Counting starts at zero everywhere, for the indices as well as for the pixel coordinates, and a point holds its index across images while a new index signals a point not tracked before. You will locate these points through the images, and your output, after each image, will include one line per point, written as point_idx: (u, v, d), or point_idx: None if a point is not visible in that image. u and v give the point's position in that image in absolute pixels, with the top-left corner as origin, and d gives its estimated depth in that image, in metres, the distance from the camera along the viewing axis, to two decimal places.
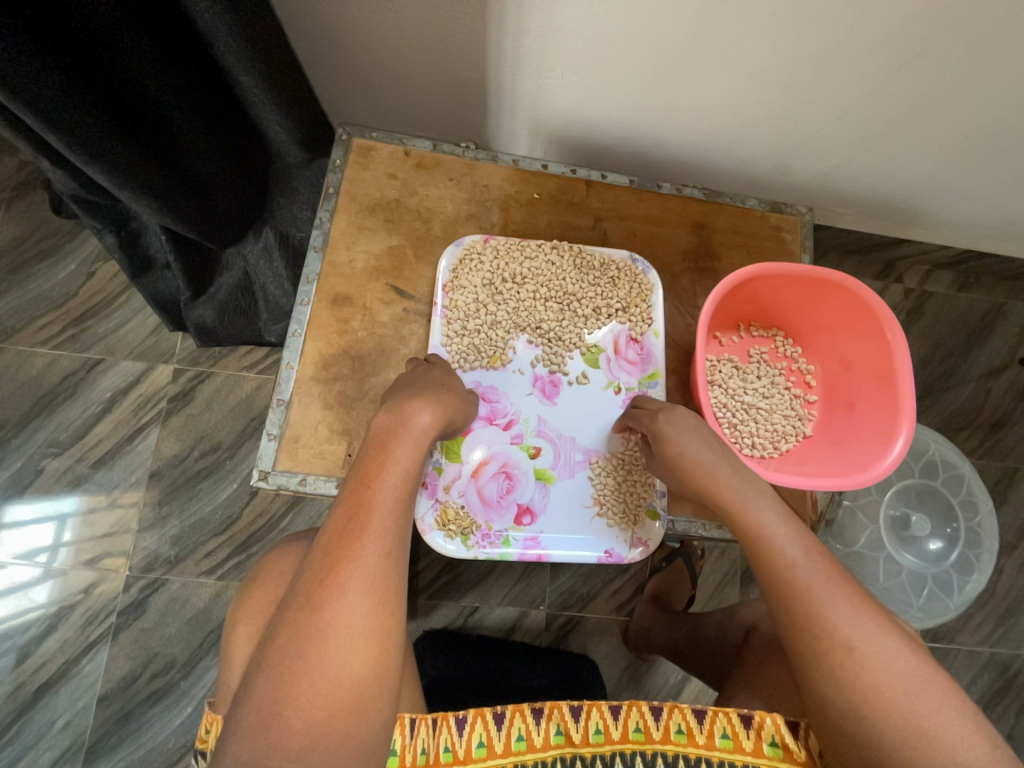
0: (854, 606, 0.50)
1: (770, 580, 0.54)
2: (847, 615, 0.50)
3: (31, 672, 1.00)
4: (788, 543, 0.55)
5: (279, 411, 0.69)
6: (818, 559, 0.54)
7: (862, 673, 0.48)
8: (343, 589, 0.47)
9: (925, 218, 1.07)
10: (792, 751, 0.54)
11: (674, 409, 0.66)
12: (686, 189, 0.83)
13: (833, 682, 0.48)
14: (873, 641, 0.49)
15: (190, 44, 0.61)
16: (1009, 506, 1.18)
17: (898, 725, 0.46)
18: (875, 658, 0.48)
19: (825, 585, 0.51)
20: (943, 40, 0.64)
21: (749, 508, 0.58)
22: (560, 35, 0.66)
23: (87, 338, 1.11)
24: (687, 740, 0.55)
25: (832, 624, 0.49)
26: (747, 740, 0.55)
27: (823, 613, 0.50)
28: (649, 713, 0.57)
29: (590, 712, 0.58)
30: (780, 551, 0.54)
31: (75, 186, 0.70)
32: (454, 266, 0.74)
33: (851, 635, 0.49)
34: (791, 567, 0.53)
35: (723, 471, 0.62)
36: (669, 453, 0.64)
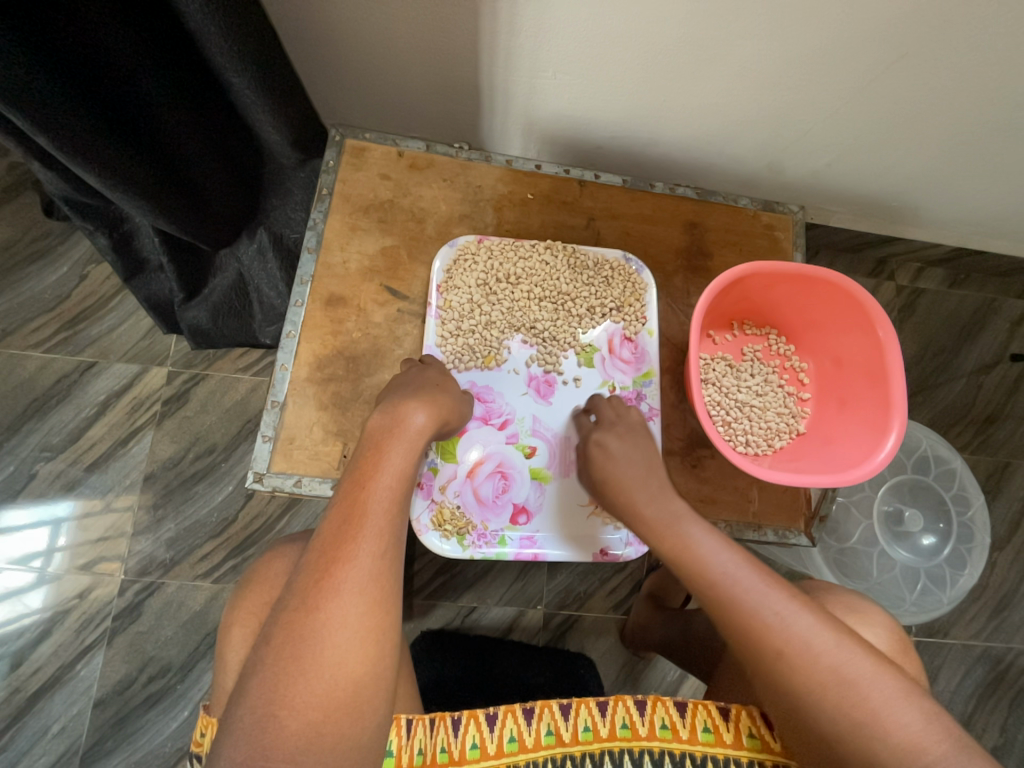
0: (781, 608, 0.51)
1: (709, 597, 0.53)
2: (773, 620, 0.50)
3: (25, 677, 0.99)
4: (717, 551, 0.55)
5: (273, 412, 0.69)
6: (745, 565, 0.54)
7: (795, 675, 0.48)
8: (338, 590, 0.47)
9: (915, 216, 1.08)
10: (769, 742, 0.56)
11: (609, 429, 0.68)
12: (679, 189, 0.83)
13: (774, 686, 0.50)
14: (803, 639, 0.49)
15: (181, 44, 0.61)
16: (1002, 500, 1.19)
17: (835, 718, 0.47)
18: (806, 659, 0.48)
19: (753, 590, 0.52)
20: (931, 40, 0.65)
21: (676, 526, 0.58)
22: (552, 36, 0.66)
23: (80, 340, 1.10)
24: (672, 735, 0.57)
25: (761, 632, 0.50)
26: (727, 732, 0.57)
27: (753, 622, 0.50)
28: (635, 709, 0.58)
29: (579, 710, 0.58)
30: (705, 567, 0.54)
31: (66, 187, 0.70)
32: (448, 266, 0.74)
33: (780, 640, 0.49)
34: (718, 581, 0.53)
35: (644, 492, 0.62)
36: (599, 475, 0.66)
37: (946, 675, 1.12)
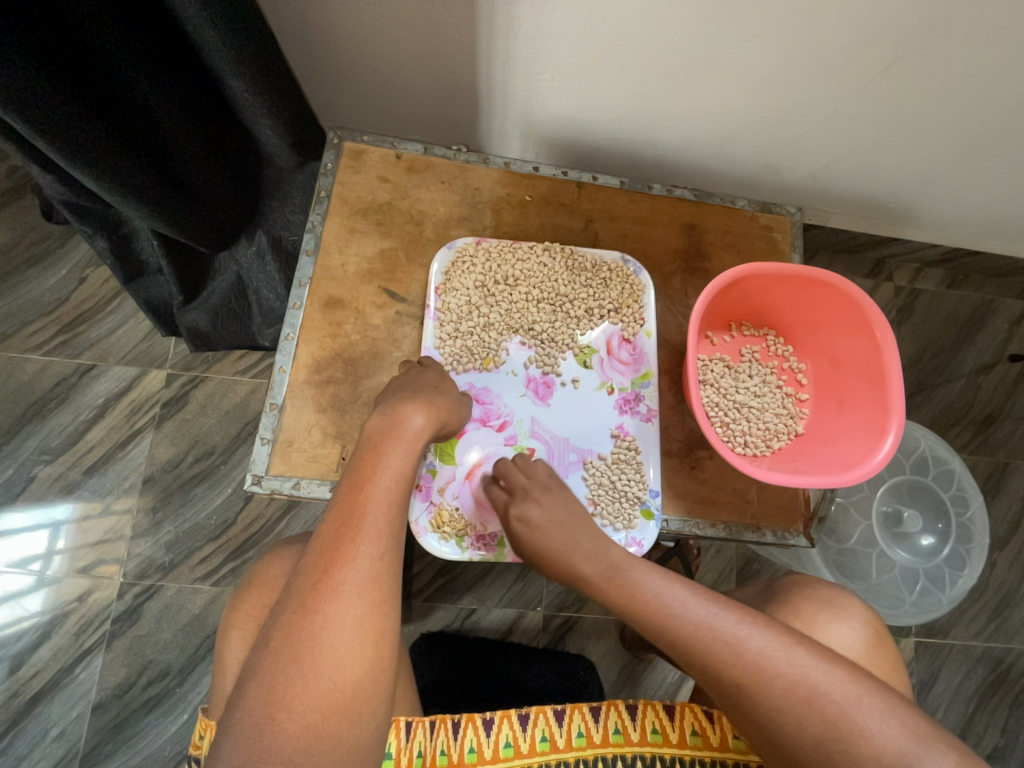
0: (727, 642, 0.52)
1: (662, 629, 0.55)
2: (723, 653, 0.51)
3: (24, 681, 0.99)
4: (665, 588, 0.58)
5: (272, 414, 0.69)
6: (691, 602, 0.56)
7: (755, 703, 0.50)
8: (337, 592, 0.47)
9: (913, 217, 1.08)
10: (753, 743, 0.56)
11: (522, 495, 0.66)
12: (676, 190, 0.83)
13: (740, 716, 0.51)
14: (754, 668, 0.50)
15: (179, 48, 0.61)
16: (1001, 500, 1.19)
17: (801, 742, 0.48)
18: (763, 685, 0.50)
19: (699, 627, 0.54)
20: (927, 42, 0.65)
21: (621, 577, 0.60)
22: (550, 39, 0.67)
23: (79, 343, 1.10)
24: (662, 739, 0.57)
25: (715, 667, 0.52)
26: (713, 735, 0.57)
27: (705, 658, 0.52)
28: (626, 714, 0.58)
29: (572, 715, 0.58)
30: (655, 609, 0.56)
31: (65, 191, 0.70)
32: (447, 268, 0.74)
33: (732, 673, 0.51)
34: (668, 622, 0.55)
35: (584, 552, 0.64)
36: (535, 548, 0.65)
37: (946, 676, 1.12)
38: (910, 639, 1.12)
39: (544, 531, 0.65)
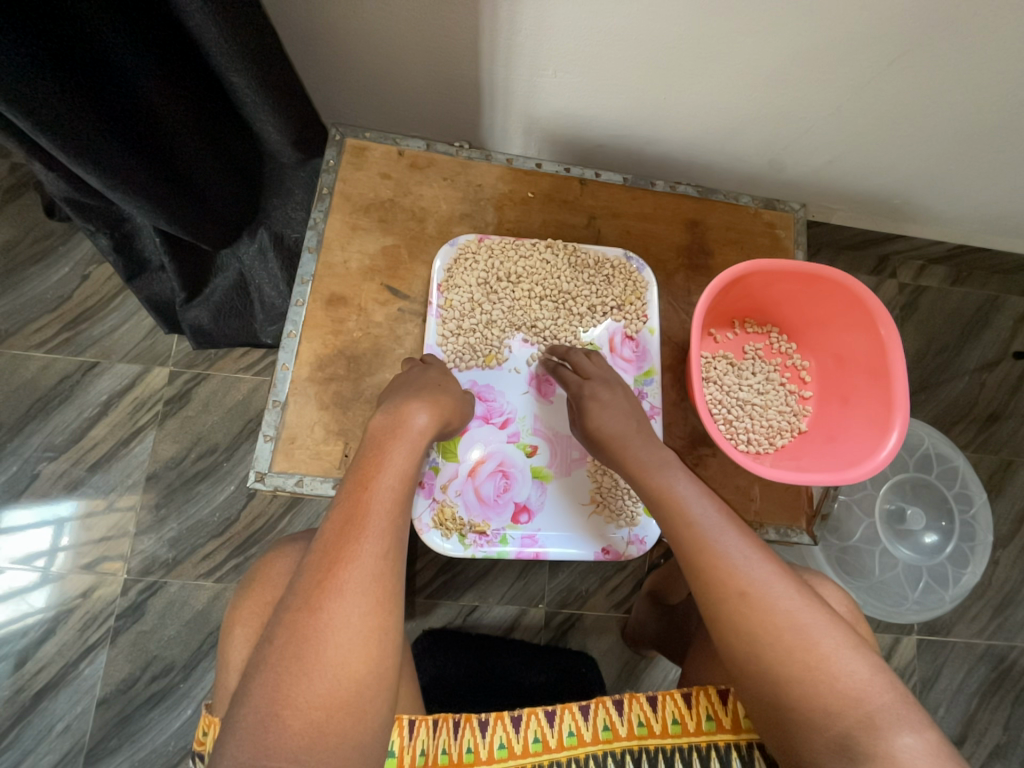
0: (746, 553, 0.52)
1: (682, 542, 0.55)
2: (739, 561, 0.52)
3: (30, 676, 1.00)
4: (691, 499, 0.57)
5: (275, 412, 0.70)
6: (718, 513, 0.56)
7: (753, 616, 0.49)
8: (341, 590, 0.48)
9: (917, 214, 1.07)
10: (721, 719, 0.57)
11: (602, 382, 0.69)
12: (680, 187, 0.83)
13: (729, 628, 0.50)
14: (764, 583, 0.50)
15: (181, 45, 0.61)
16: (1004, 498, 1.19)
17: (786, 661, 0.47)
18: (767, 599, 0.50)
19: (720, 534, 0.54)
20: (933, 36, 0.65)
21: (655, 471, 0.61)
22: (552, 34, 0.66)
23: (82, 340, 1.11)
24: (647, 731, 0.57)
25: (726, 572, 0.51)
26: (691, 720, 0.57)
27: (718, 562, 0.52)
28: (614, 709, 0.58)
29: (563, 715, 0.58)
30: (682, 509, 0.57)
31: (66, 187, 0.69)
32: (449, 265, 0.74)
33: (743, 580, 0.51)
34: (690, 522, 0.55)
35: (633, 439, 0.64)
36: (588, 426, 0.66)
37: (948, 674, 1.12)
38: (912, 637, 1.12)
39: (609, 413, 0.66)
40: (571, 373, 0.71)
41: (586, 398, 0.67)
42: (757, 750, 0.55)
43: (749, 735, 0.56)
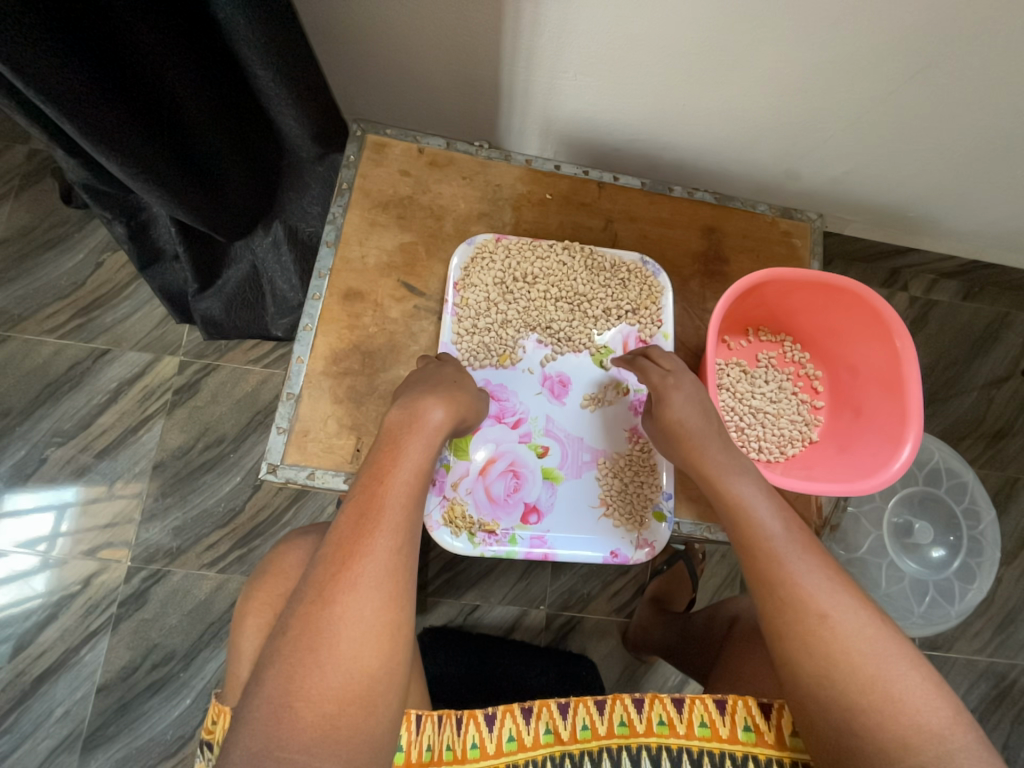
0: (826, 577, 0.52)
1: (757, 556, 0.55)
2: (820, 584, 0.52)
3: (30, 661, 1.00)
4: (768, 516, 0.57)
5: (288, 404, 0.70)
6: (797, 532, 0.56)
7: (832, 641, 0.49)
8: (355, 583, 0.48)
9: (931, 228, 1.07)
10: (763, 734, 0.56)
11: (683, 373, 0.68)
12: (697, 193, 0.83)
13: (804, 649, 0.50)
14: (845, 610, 0.50)
15: (209, 39, 0.62)
16: (1010, 515, 1.19)
17: (864, 690, 0.47)
18: (846, 626, 0.50)
19: (798, 555, 0.54)
20: (957, 51, 0.65)
21: (733, 481, 0.60)
22: (575, 37, 0.66)
23: (94, 327, 1.11)
24: (669, 731, 0.57)
25: (806, 594, 0.51)
26: (724, 727, 0.56)
27: (797, 583, 0.52)
28: (632, 707, 0.58)
29: (577, 708, 0.58)
30: (760, 524, 0.56)
31: (87, 174, 0.70)
32: (465, 264, 0.74)
33: (824, 603, 0.51)
34: (769, 539, 0.55)
35: (711, 444, 0.63)
36: (665, 417, 0.65)
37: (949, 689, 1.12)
38: None
39: (689, 404, 0.65)
40: (649, 365, 0.69)
41: (668, 388, 0.66)
42: None
43: (794, 753, 0.55)
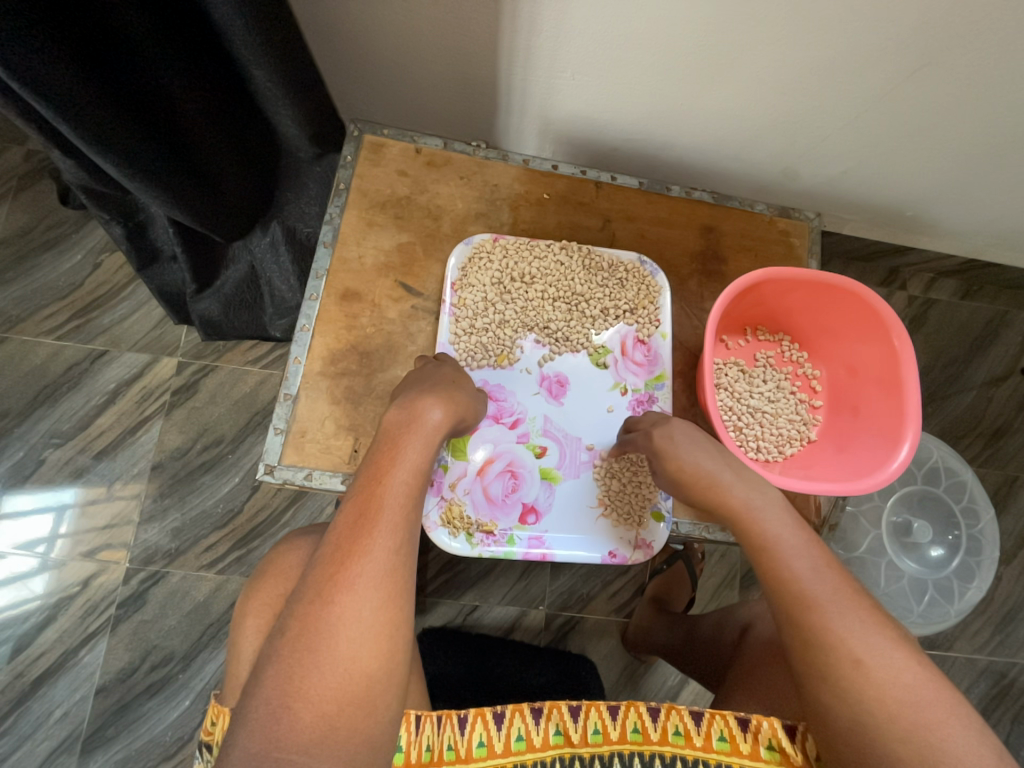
0: (862, 619, 0.50)
1: (784, 592, 0.53)
2: (854, 631, 0.49)
3: (28, 663, 1.00)
4: (796, 553, 0.54)
5: (286, 405, 0.70)
6: (829, 571, 0.53)
7: (866, 688, 0.47)
8: (354, 583, 0.48)
9: (930, 226, 1.07)
10: (789, 755, 0.54)
11: (668, 422, 0.66)
12: (695, 193, 0.83)
13: (836, 692, 0.48)
14: (880, 654, 0.48)
15: (204, 38, 0.61)
16: (1009, 514, 1.19)
17: (901, 738, 0.46)
18: (881, 671, 0.48)
19: (831, 597, 0.51)
20: (954, 50, 0.65)
21: (756, 516, 0.57)
22: (573, 36, 0.66)
23: (92, 328, 1.11)
24: (685, 742, 0.56)
25: (840, 638, 0.49)
26: (744, 743, 0.55)
27: (829, 625, 0.50)
28: (647, 715, 0.57)
29: (588, 712, 0.58)
30: (789, 563, 0.53)
31: (84, 176, 0.70)
32: (463, 264, 0.74)
33: (857, 648, 0.48)
34: (799, 584, 0.52)
35: (726, 478, 0.60)
36: (670, 470, 0.63)
37: None
38: None
39: (690, 450, 0.63)
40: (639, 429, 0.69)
41: (662, 442, 0.64)
42: None
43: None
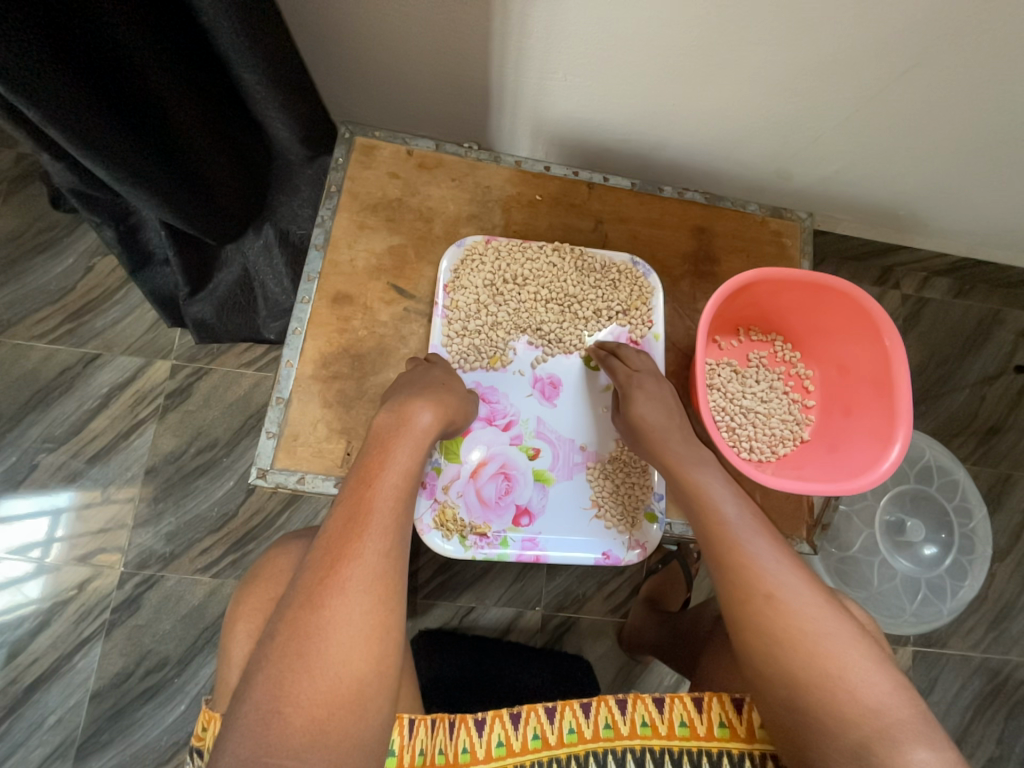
0: (779, 559, 0.54)
1: (709, 537, 0.58)
2: (770, 565, 0.53)
3: (22, 668, 0.99)
4: (724, 500, 0.59)
5: (277, 408, 0.69)
6: (750, 516, 0.58)
7: (777, 619, 0.51)
8: (344, 587, 0.48)
9: (922, 225, 1.07)
10: (737, 728, 0.56)
11: (649, 373, 0.70)
12: (687, 193, 0.83)
13: (751, 627, 0.52)
14: (791, 589, 0.52)
15: (195, 44, 0.61)
16: (1003, 511, 1.19)
17: (806, 665, 0.48)
18: (791, 604, 0.51)
19: (753, 537, 0.56)
20: (942, 51, 0.65)
21: (691, 469, 0.62)
22: (564, 37, 0.66)
23: (85, 332, 1.10)
24: (652, 732, 0.57)
25: (755, 573, 0.53)
26: (702, 725, 0.57)
27: (746, 562, 0.54)
28: (616, 708, 0.58)
29: (563, 711, 0.58)
30: (716, 508, 0.59)
31: (74, 179, 0.69)
32: (455, 266, 0.74)
33: (770, 582, 0.52)
34: (724, 522, 0.57)
35: (672, 437, 0.65)
36: (630, 414, 0.67)
37: (943, 685, 1.12)
38: (907, 648, 1.13)
39: (653, 404, 0.66)
40: (619, 365, 0.71)
41: (632, 387, 0.68)
42: (771, 762, 0.55)
43: (763, 745, 0.55)
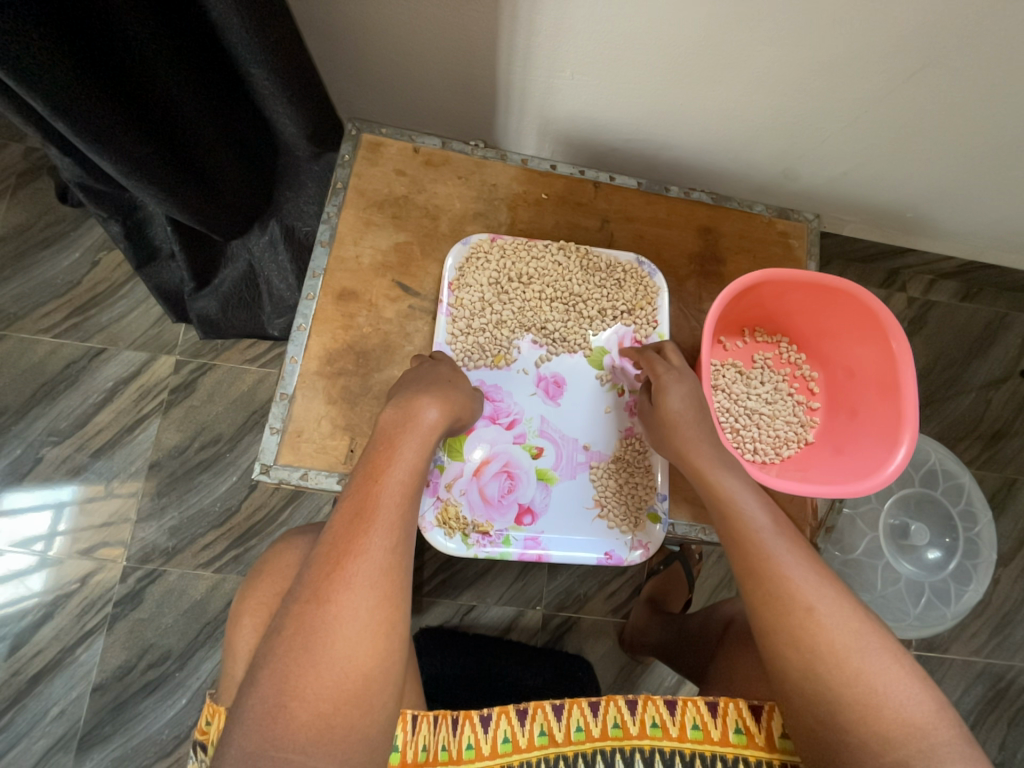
0: (812, 571, 0.53)
1: (741, 548, 0.56)
2: (806, 576, 0.52)
3: (25, 661, 1.00)
4: (756, 511, 0.58)
5: (282, 404, 0.69)
6: (783, 526, 0.57)
7: (818, 634, 0.50)
8: (350, 583, 0.48)
9: (930, 228, 1.07)
10: (753, 735, 0.56)
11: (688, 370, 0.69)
12: (694, 193, 0.83)
13: (791, 642, 0.51)
14: (832, 603, 0.51)
15: (204, 40, 0.62)
16: (1007, 516, 1.19)
17: (849, 683, 0.48)
18: (833, 620, 0.50)
19: (783, 548, 0.55)
20: (954, 52, 0.65)
21: (721, 477, 0.61)
22: (572, 36, 0.66)
23: (90, 326, 1.11)
24: (662, 733, 0.56)
25: (794, 586, 0.52)
26: (716, 729, 0.56)
27: (784, 575, 0.53)
28: (626, 708, 0.58)
29: (571, 710, 0.58)
30: (748, 518, 0.58)
31: (82, 174, 0.70)
32: (460, 264, 0.74)
33: (810, 596, 0.51)
34: (758, 532, 0.56)
35: (700, 442, 0.64)
36: (665, 407, 0.66)
37: (945, 690, 1.11)
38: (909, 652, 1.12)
39: (685, 403, 0.66)
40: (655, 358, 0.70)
41: (669, 381, 0.67)
42: None
43: (783, 755, 0.54)
